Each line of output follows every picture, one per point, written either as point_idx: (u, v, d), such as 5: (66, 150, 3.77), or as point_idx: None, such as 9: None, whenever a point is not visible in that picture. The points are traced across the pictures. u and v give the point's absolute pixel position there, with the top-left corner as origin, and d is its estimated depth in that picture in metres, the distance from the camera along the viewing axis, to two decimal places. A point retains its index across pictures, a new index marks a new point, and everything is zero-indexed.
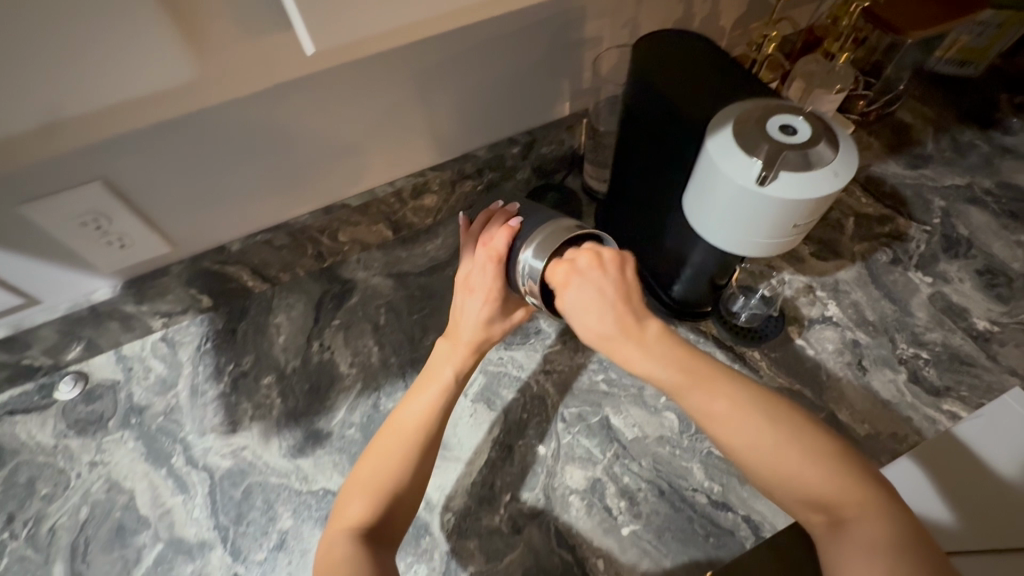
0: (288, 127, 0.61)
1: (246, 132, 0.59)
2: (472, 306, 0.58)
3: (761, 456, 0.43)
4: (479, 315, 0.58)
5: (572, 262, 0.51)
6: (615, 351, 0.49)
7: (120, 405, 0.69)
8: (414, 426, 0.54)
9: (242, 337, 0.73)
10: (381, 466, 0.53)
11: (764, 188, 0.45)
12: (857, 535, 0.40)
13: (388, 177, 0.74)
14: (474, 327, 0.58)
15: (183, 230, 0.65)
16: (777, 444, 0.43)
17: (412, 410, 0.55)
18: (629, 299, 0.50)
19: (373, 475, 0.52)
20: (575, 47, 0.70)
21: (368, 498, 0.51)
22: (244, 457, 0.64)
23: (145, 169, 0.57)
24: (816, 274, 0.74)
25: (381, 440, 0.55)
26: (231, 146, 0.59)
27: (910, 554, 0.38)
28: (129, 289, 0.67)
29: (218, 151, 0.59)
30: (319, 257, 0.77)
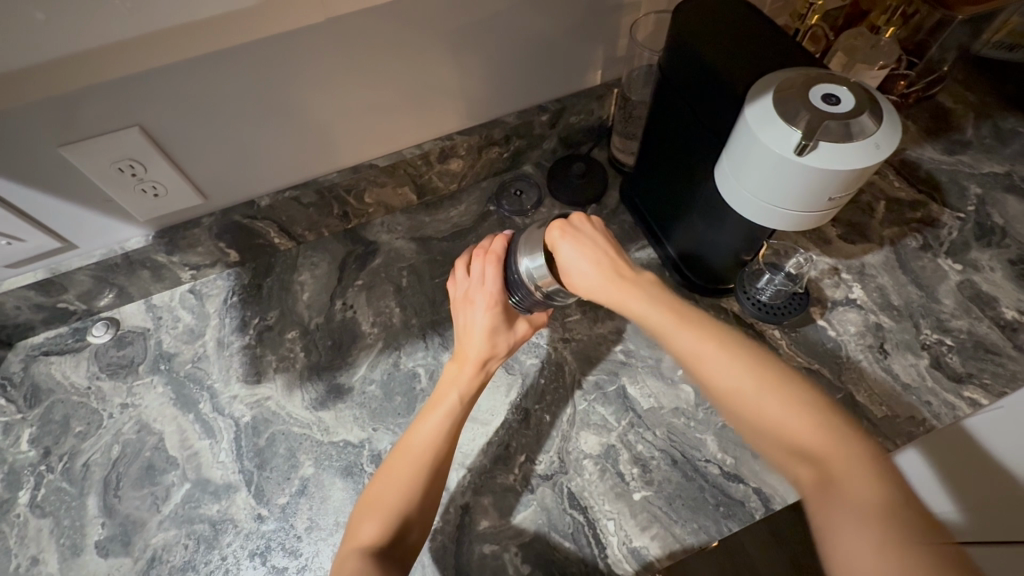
0: (319, 82, 0.61)
1: (278, 87, 0.59)
2: (477, 318, 0.59)
3: (742, 399, 0.43)
4: (485, 328, 0.59)
5: (569, 220, 0.55)
6: (605, 295, 0.51)
7: (150, 351, 0.71)
8: (422, 437, 0.54)
9: (267, 292, 0.75)
10: (393, 486, 0.51)
11: (802, 159, 0.44)
12: (839, 488, 0.37)
13: (416, 139, 0.74)
14: (480, 338, 0.59)
15: (215, 182, 0.66)
16: (759, 389, 0.43)
17: (421, 433, 0.54)
18: (616, 253, 0.53)
19: (384, 495, 0.51)
20: (611, 12, 0.69)
21: (380, 518, 0.50)
22: (268, 407, 0.66)
23: (178, 118, 0.57)
24: (843, 256, 0.73)
25: (391, 460, 0.54)
26: (261, 99, 0.60)
27: (896, 513, 0.35)
28: (161, 238, 0.69)
29: (248, 104, 0.59)
30: (344, 218, 0.78)
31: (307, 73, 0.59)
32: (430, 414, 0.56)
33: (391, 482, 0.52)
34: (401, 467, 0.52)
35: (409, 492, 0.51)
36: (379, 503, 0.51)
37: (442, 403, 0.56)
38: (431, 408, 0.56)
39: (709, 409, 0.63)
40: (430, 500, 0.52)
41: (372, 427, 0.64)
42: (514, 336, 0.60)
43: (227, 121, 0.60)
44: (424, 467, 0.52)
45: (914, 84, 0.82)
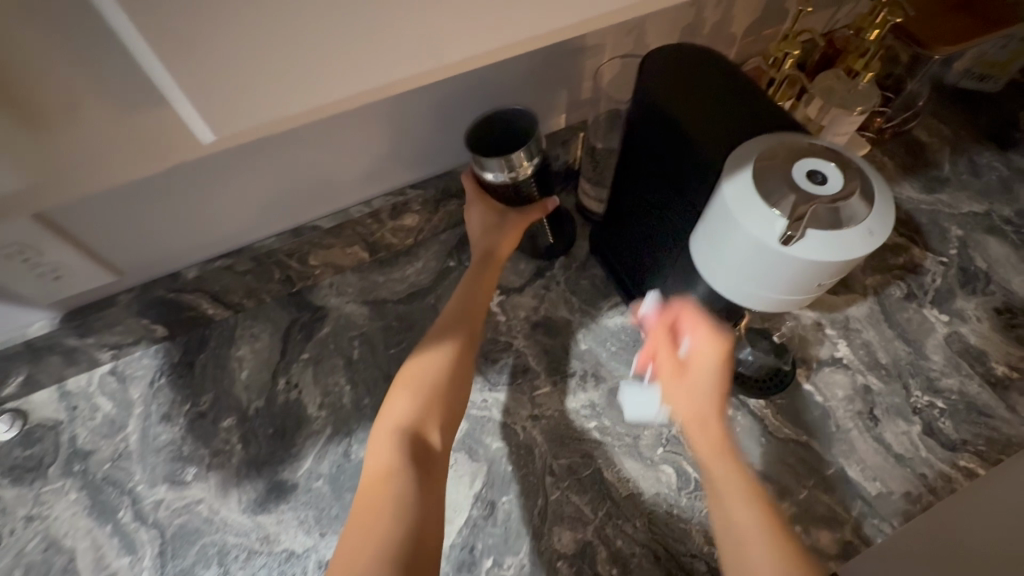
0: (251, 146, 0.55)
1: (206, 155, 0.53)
2: (401, 403, 0.53)
3: (735, 532, 0.46)
4: (480, 222, 0.66)
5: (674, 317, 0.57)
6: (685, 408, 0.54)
7: (62, 448, 0.62)
8: (374, 507, 0.47)
9: (201, 371, 0.67)
10: (421, 363, 0.56)
11: (788, 249, 0.39)
12: None
13: (364, 195, 0.67)
14: (416, 407, 0.53)
15: (137, 257, 0.59)
16: (763, 538, 0.44)
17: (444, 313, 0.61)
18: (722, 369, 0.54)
19: (416, 371, 0.55)
20: (574, 54, 0.63)
21: (415, 397, 0.53)
22: (199, 512, 0.58)
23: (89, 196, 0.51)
24: (827, 309, 0.68)
25: (345, 544, 0.46)
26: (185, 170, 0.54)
27: None
28: (71, 321, 0.60)
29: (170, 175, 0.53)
30: (287, 282, 0.70)
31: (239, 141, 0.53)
32: (381, 475, 0.50)
33: (354, 554, 0.45)
34: (357, 549, 0.45)
35: (387, 542, 0.45)
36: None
37: (388, 478, 0.49)
38: (375, 482, 0.49)
39: (692, 494, 0.58)
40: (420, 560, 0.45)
41: (319, 533, 0.57)
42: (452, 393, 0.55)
43: (149, 193, 0.54)
44: (393, 517, 0.47)
45: (890, 119, 0.79)
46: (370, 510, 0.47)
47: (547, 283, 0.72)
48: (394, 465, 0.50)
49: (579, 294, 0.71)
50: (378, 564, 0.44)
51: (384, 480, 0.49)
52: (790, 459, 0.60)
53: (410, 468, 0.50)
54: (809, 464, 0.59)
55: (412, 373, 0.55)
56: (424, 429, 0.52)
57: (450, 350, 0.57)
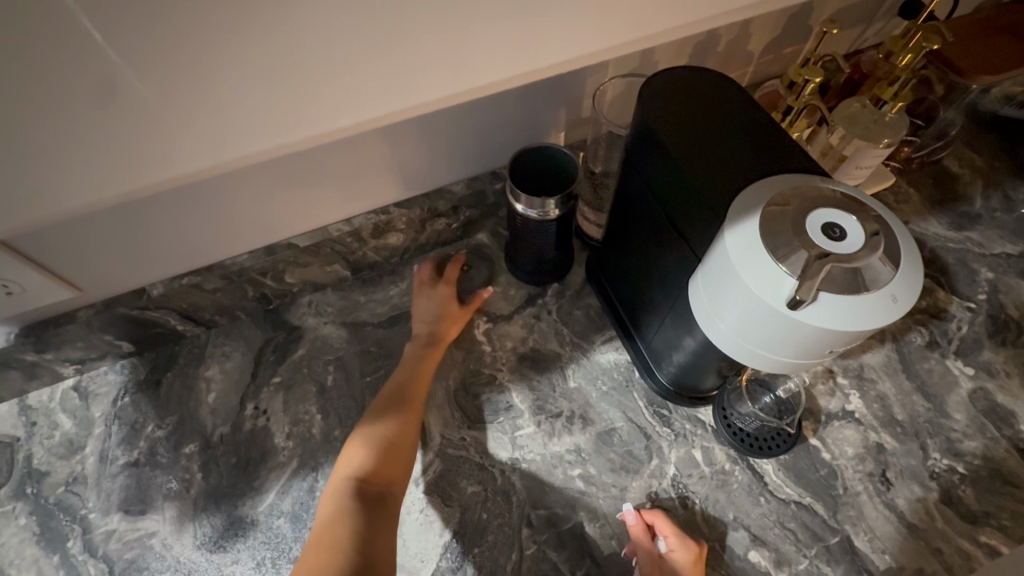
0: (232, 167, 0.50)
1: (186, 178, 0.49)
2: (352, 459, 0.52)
3: None
4: (431, 309, 0.64)
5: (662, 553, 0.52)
6: None
7: (16, 468, 0.59)
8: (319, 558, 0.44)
9: (166, 391, 0.63)
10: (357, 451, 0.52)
11: (796, 313, 0.34)
12: None
13: (346, 213, 0.63)
14: (370, 452, 0.52)
15: (98, 271, 0.56)
16: None
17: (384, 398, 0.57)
18: None
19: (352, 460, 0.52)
20: (575, 71, 0.59)
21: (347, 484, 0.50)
22: (152, 547, 0.55)
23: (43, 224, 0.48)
24: (840, 355, 0.63)
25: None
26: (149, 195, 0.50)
27: None
28: (29, 337, 0.56)
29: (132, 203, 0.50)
30: (263, 299, 0.66)
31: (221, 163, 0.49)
32: (331, 526, 0.47)
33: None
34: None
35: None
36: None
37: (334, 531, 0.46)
38: (326, 534, 0.46)
39: None
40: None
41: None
42: (405, 444, 0.54)
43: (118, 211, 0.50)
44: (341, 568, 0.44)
45: (920, 147, 0.73)
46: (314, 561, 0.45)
47: (538, 312, 0.67)
48: (348, 513, 0.48)
49: (571, 327, 0.67)
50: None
51: (335, 529, 0.47)
52: (791, 524, 0.55)
53: (362, 514, 0.48)
54: (811, 530, 0.54)
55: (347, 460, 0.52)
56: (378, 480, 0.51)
57: (402, 410, 0.56)
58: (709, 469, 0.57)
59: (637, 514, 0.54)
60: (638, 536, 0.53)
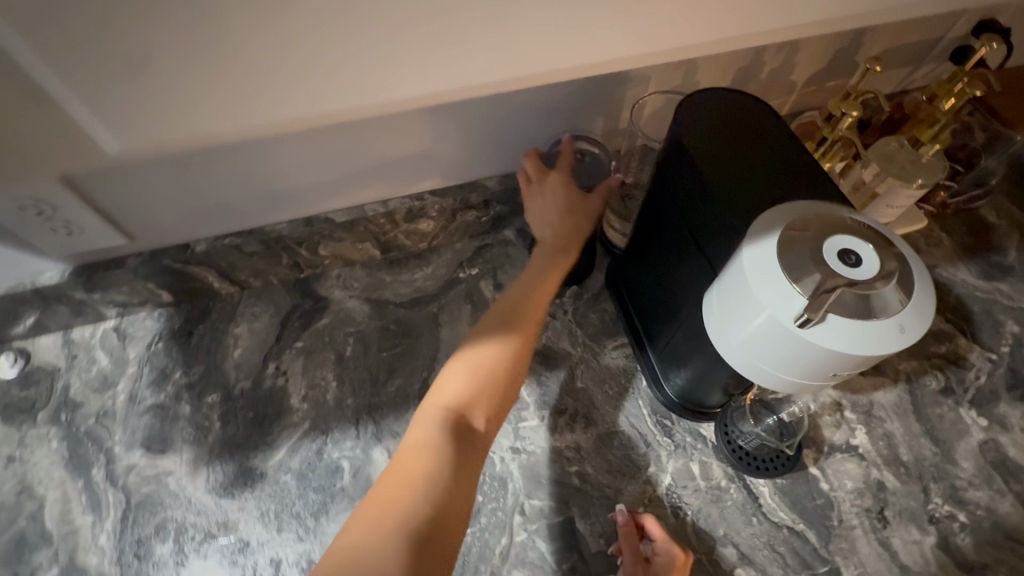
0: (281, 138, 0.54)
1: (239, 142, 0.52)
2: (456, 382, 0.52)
3: None
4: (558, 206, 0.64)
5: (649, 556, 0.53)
6: None
7: (54, 396, 0.64)
8: (409, 478, 0.45)
9: (196, 342, 0.67)
10: (452, 378, 0.52)
11: (803, 332, 0.35)
12: None
13: (382, 194, 0.66)
14: (474, 382, 0.52)
15: (144, 224, 0.60)
16: None
17: (495, 329, 0.56)
18: None
19: (449, 384, 0.52)
20: (617, 82, 0.61)
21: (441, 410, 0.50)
22: (167, 484, 0.59)
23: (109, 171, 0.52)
24: (850, 389, 0.63)
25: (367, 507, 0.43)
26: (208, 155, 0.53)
27: None
28: (80, 276, 0.61)
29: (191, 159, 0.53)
30: (295, 267, 0.70)
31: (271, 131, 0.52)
32: (422, 443, 0.47)
33: (375, 517, 0.42)
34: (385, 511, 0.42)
35: (415, 516, 0.42)
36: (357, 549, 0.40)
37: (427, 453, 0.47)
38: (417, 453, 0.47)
39: None
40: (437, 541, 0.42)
41: (277, 527, 0.56)
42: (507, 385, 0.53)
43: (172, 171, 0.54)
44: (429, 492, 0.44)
45: (957, 193, 0.72)
46: (401, 473, 0.45)
47: (554, 311, 0.69)
48: (439, 436, 0.48)
49: (584, 329, 0.68)
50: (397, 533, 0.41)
51: (425, 449, 0.47)
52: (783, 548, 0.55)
53: (454, 446, 0.48)
54: (801, 557, 0.54)
55: (445, 384, 0.52)
56: (469, 414, 0.50)
57: (506, 346, 0.54)
58: (704, 484, 0.58)
59: (627, 516, 0.55)
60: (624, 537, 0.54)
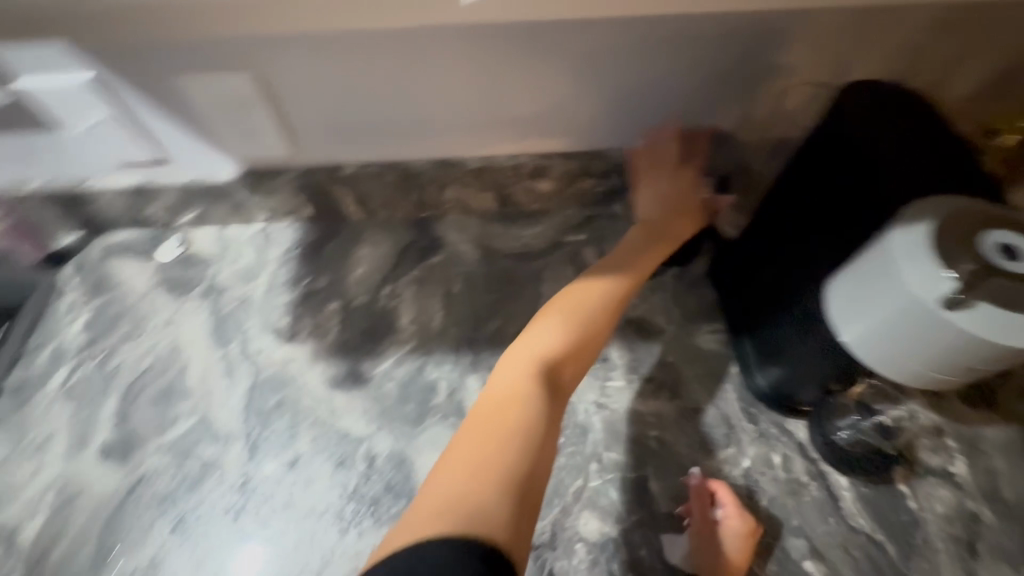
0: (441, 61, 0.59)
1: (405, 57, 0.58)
2: (541, 339, 0.53)
3: None
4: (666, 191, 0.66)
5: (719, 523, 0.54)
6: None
7: (207, 278, 0.74)
8: (507, 427, 0.44)
9: (326, 255, 0.75)
10: (545, 333, 0.53)
11: (947, 313, 0.37)
12: None
13: (513, 150, 0.70)
14: (562, 341, 0.53)
15: (309, 138, 0.67)
16: None
17: (584, 293, 0.57)
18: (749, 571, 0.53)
19: (544, 339, 0.52)
20: (764, 70, 0.61)
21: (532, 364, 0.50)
22: (289, 369, 0.66)
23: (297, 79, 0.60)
24: (954, 418, 0.60)
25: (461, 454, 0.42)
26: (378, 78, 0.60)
27: None
28: (247, 177, 0.70)
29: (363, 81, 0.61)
30: (420, 205, 0.76)
31: (435, 48, 0.57)
32: (516, 396, 0.47)
33: (484, 460, 0.41)
34: (488, 457, 0.42)
35: (515, 464, 0.42)
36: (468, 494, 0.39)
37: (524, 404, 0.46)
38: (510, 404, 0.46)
39: None
40: (542, 489, 0.42)
41: (376, 425, 0.62)
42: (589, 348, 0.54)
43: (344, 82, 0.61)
44: (532, 442, 0.44)
45: None
46: (499, 424, 0.45)
47: (654, 286, 0.71)
48: (529, 388, 0.48)
49: (681, 309, 0.69)
50: (511, 480, 0.40)
51: (521, 401, 0.47)
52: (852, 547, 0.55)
53: (547, 397, 0.48)
54: (876, 565, 0.54)
55: (536, 338, 0.53)
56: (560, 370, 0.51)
57: (598, 311, 0.56)
58: (783, 476, 0.58)
59: (702, 483, 0.56)
60: (697, 500, 0.56)
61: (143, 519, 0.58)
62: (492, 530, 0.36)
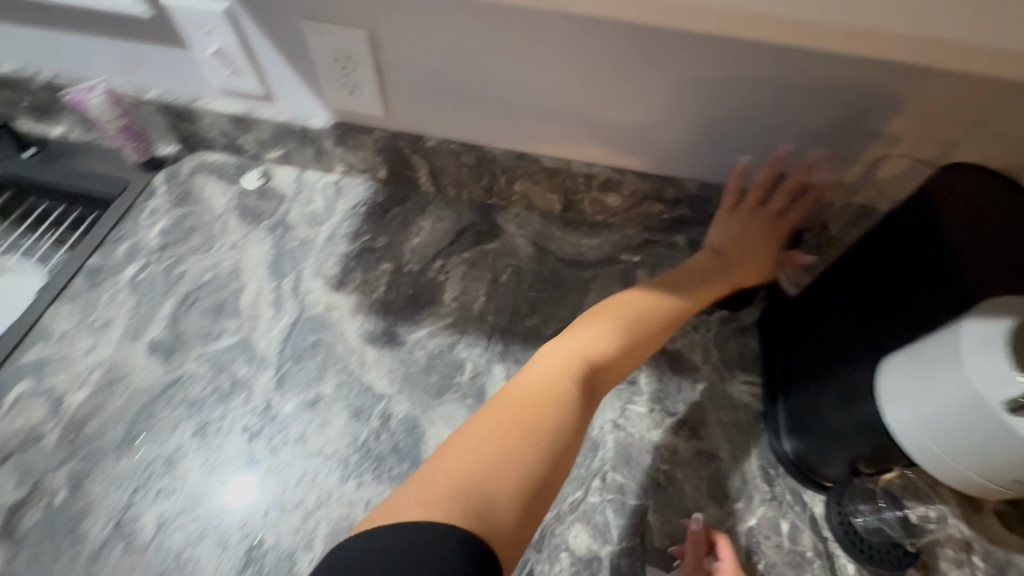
0: (535, 50, 0.60)
1: (502, 41, 0.60)
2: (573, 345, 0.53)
3: None
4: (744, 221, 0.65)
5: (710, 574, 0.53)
6: None
7: (277, 214, 0.78)
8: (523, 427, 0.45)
9: (389, 218, 0.78)
10: (589, 334, 0.54)
11: (1009, 417, 0.37)
12: None
13: (589, 158, 0.71)
14: (607, 347, 0.53)
15: (402, 106, 0.70)
16: None
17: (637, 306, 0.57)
18: None
19: (591, 342, 0.53)
20: (863, 133, 0.60)
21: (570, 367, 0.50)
22: (331, 314, 0.69)
23: (403, 47, 0.63)
24: (987, 537, 0.56)
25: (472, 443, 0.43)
26: (477, 60, 0.63)
27: None
28: (337, 128, 0.74)
29: (463, 60, 0.63)
30: (488, 192, 0.78)
31: (532, 36, 0.59)
32: (540, 394, 0.47)
33: (494, 452, 0.42)
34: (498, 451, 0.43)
35: (536, 464, 0.43)
36: (467, 486, 0.40)
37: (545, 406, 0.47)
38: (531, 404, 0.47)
39: None
40: (549, 489, 0.43)
41: (397, 387, 0.64)
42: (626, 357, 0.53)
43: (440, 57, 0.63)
44: (543, 449, 0.44)
45: None
46: (517, 419, 0.45)
47: (698, 324, 0.69)
48: (568, 389, 0.48)
49: (721, 353, 0.68)
50: (518, 477, 0.42)
51: (543, 401, 0.47)
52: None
53: (580, 400, 0.48)
54: None
55: (579, 342, 0.53)
56: (598, 376, 0.51)
57: (647, 328, 0.56)
58: (788, 545, 0.56)
59: (701, 529, 0.54)
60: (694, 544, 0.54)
61: (167, 418, 0.61)
62: (482, 524, 0.38)
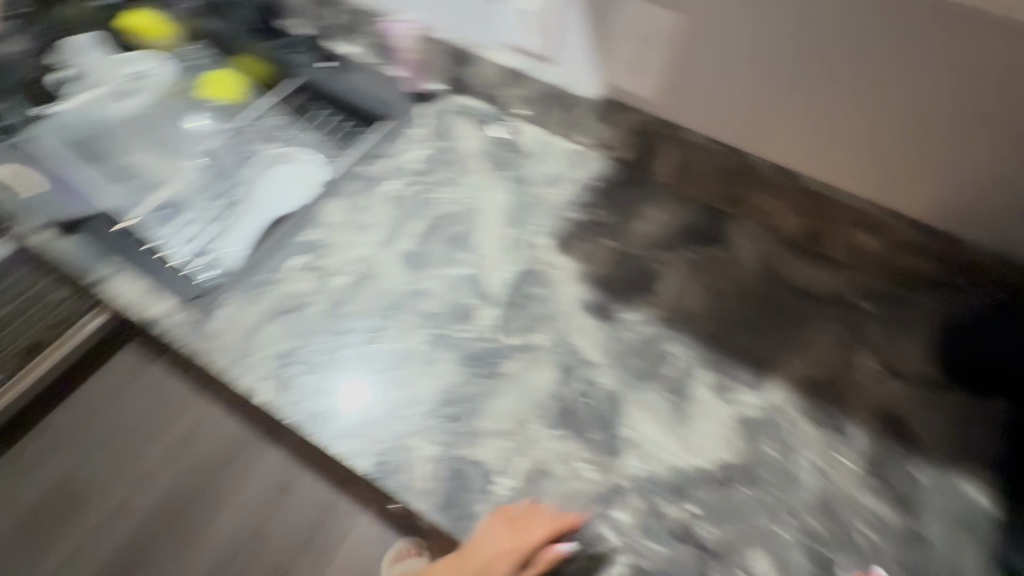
0: (849, 52, 0.56)
1: (800, 43, 0.58)
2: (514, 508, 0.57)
3: None
4: None
5: None
6: None
7: (519, 168, 0.83)
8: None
9: (621, 199, 0.80)
10: (483, 547, 0.56)
11: None
12: None
13: (853, 184, 0.67)
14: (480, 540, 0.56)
15: (676, 91, 0.70)
16: None
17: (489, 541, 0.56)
18: None
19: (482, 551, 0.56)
20: None
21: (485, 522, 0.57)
22: (553, 274, 0.73)
23: (708, 31, 0.63)
24: None
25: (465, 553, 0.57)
26: (783, 57, 0.60)
27: None
28: (602, 102, 0.76)
29: (766, 55, 0.61)
30: (727, 198, 0.76)
31: (847, 35, 0.55)
32: (466, 554, 0.57)
33: None
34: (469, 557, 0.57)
35: None
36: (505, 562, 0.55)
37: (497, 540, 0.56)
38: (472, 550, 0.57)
39: None
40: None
41: (606, 360, 0.66)
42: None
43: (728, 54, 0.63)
44: None
45: None
46: None
47: (933, 397, 0.64)
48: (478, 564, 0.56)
49: (955, 436, 0.62)
50: None
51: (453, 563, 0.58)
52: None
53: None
54: None
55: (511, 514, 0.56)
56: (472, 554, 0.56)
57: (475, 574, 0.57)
58: None
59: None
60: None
61: (405, 322, 0.69)
62: None
